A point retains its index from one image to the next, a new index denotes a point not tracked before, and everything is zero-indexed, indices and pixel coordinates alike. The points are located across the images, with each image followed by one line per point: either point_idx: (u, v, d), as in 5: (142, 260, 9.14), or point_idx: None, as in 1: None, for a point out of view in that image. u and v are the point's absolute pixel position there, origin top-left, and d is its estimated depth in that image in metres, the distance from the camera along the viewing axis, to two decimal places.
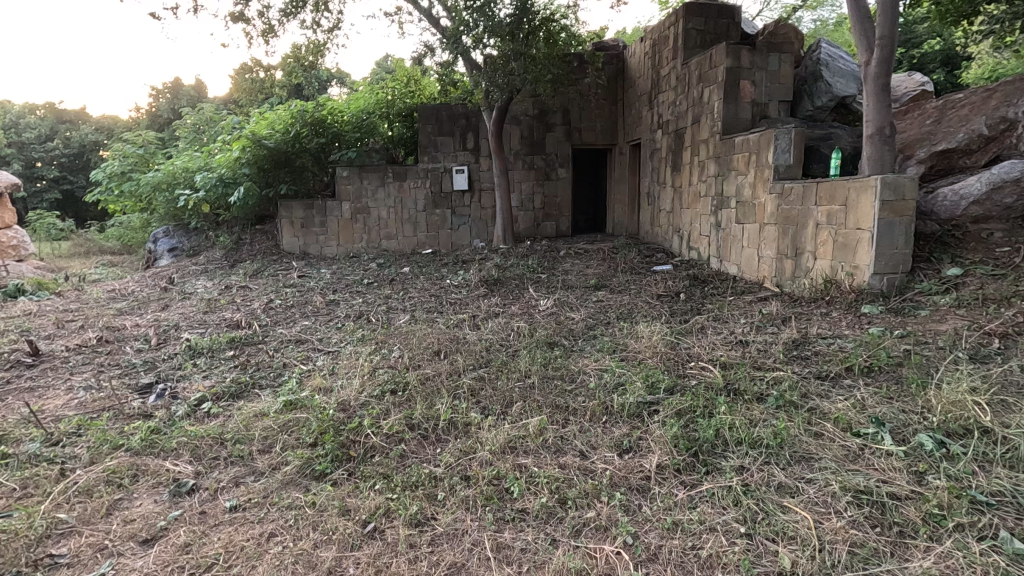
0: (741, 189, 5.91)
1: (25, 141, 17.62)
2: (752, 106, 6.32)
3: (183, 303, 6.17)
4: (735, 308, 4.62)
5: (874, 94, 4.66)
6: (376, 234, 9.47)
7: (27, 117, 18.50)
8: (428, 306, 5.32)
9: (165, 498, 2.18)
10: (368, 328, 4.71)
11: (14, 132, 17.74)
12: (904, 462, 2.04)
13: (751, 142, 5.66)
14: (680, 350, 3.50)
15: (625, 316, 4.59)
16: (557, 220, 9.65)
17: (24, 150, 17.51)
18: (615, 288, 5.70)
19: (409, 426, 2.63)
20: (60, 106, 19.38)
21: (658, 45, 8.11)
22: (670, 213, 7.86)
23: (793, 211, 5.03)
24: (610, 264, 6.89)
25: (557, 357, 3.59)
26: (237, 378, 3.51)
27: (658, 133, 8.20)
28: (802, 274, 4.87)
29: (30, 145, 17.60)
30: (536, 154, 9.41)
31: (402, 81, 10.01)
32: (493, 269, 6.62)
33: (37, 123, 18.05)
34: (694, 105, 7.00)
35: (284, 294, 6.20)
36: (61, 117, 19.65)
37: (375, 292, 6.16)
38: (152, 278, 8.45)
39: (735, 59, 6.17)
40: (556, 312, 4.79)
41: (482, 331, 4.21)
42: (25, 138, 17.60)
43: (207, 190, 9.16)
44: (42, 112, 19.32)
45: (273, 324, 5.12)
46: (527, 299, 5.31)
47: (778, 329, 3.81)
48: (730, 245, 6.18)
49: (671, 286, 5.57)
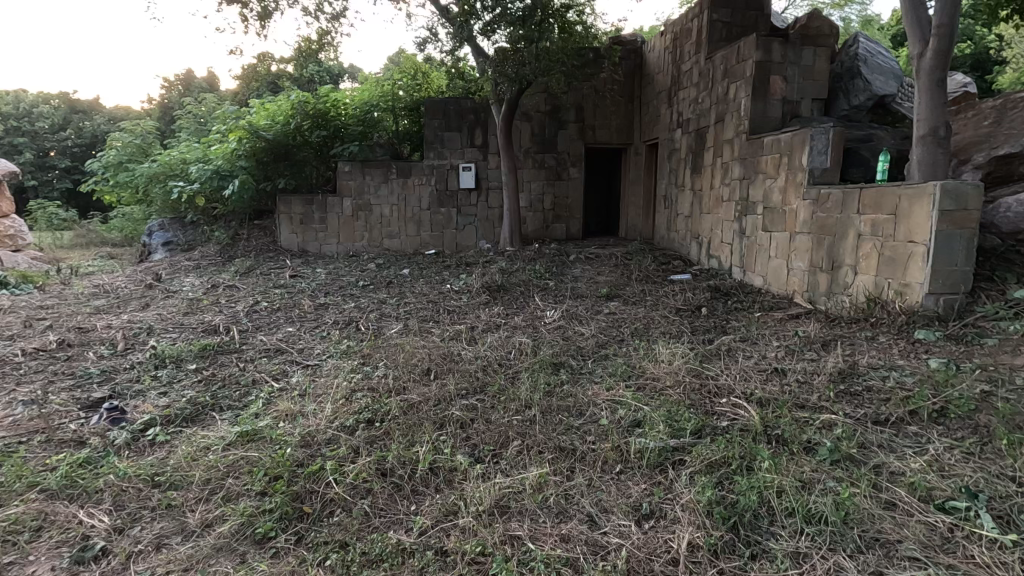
0: (770, 194, 5.41)
1: (37, 130, 17.34)
2: (783, 103, 5.81)
3: (164, 303, 5.76)
4: (765, 327, 4.12)
5: (928, 91, 4.15)
6: (378, 232, 9.04)
7: (41, 105, 18.27)
8: (425, 314, 4.87)
9: (63, 566, 1.74)
10: (355, 339, 4.25)
11: (26, 121, 17.46)
12: (1015, 558, 1.58)
13: (782, 142, 5.15)
14: (706, 380, 3.02)
15: (640, 333, 4.11)
16: (567, 222, 9.18)
17: (35, 140, 17.24)
18: (629, 299, 5.22)
19: (381, 471, 2.18)
20: (73, 96, 19.16)
21: (679, 39, 7.61)
22: (688, 218, 7.35)
23: (830, 219, 4.52)
24: (623, 271, 6.40)
25: (563, 384, 3.12)
26: (197, 397, 3.06)
27: (677, 133, 7.71)
28: (839, 290, 4.37)
29: (42, 134, 17.33)
30: (546, 152, 8.95)
31: (409, 73, 9.58)
32: (497, 274, 6.16)
33: (49, 112, 17.78)
34: (718, 103, 6.49)
35: (272, 296, 5.77)
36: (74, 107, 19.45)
37: (370, 296, 5.72)
38: (142, 273, 8.07)
39: (765, 53, 5.67)
40: (564, 326, 4.32)
41: (480, 348, 3.74)
42: (38, 128, 17.36)
43: (202, 182, 8.78)
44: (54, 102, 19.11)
45: (255, 330, 4.68)
46: (533, 309, 4.85)
47: (818, 356, 3.32)
48: (755, 255, 5.68)
49: (691, 298, 5.07)
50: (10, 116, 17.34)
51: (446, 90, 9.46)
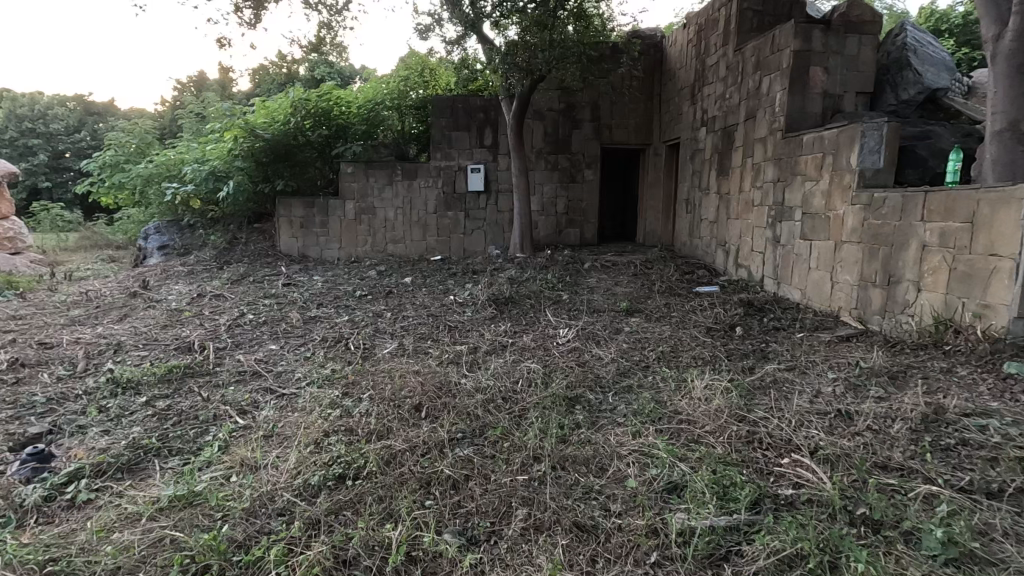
0: (810, 198, 4.84)
1: (52, 132, 17.10)
2: (823, 97, 5.23)
3: (144, 314, 5.31)
4: (813, 353, 3.57)
5: (1006, 78, 3.59)
6: (382, 237, 8.57)
7: (56, 106, 18.03)
8: (424, 331, 4.37)
9: None
10: (342, 361, 3.75)
11: (42, 122, 17.19)
12: None
13: (826, 140, 4.59)
14: (755, 425, 2.47)
15: (668, 359, 3.57)
16: (582, 227, 8.64)
17: (49, 142, 17.01)
18: (652, 315, 4.68)
19: (344, 562, 1.68)
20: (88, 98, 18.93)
21: (704, 30, 7.05)
22: (713, 224, 6.78)
23: (885, 227, 3.95)
24: (643, 282, 5.85)
25: (578, 428, 2.58)
26: (141, 437, 2.56)
27: (701, 132, 7.15)
28: (898, 309, 3.79)
29: (57, 136, 17.11)
30: (560, 152, 8.43)
31: (415, 69, 9.13)
32: (506, 284, 5.63)
33: (64, 114, 17.56)
34: (749, 98, 5.94)
35: (259, 307, 5.29)
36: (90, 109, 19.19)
37: (365, 308, 5.22)
38: (133, 278, 7.66)
39: (804, 42, 5.12)
40: (580, 349, 3.78)
41: (482, 376, 3.22)
42: (54, 130, 17.15)
43: (198, 183, 8.37)
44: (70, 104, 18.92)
45: (233, 348, 4.20)
46: (545, 326, 4.32)
47: (887, 394, 2.75)
48: (792, 266, 5.11)
49: (722, 315, 4.52)
50: (25, 117, 17.14)
51: (455, 87, 9.00)
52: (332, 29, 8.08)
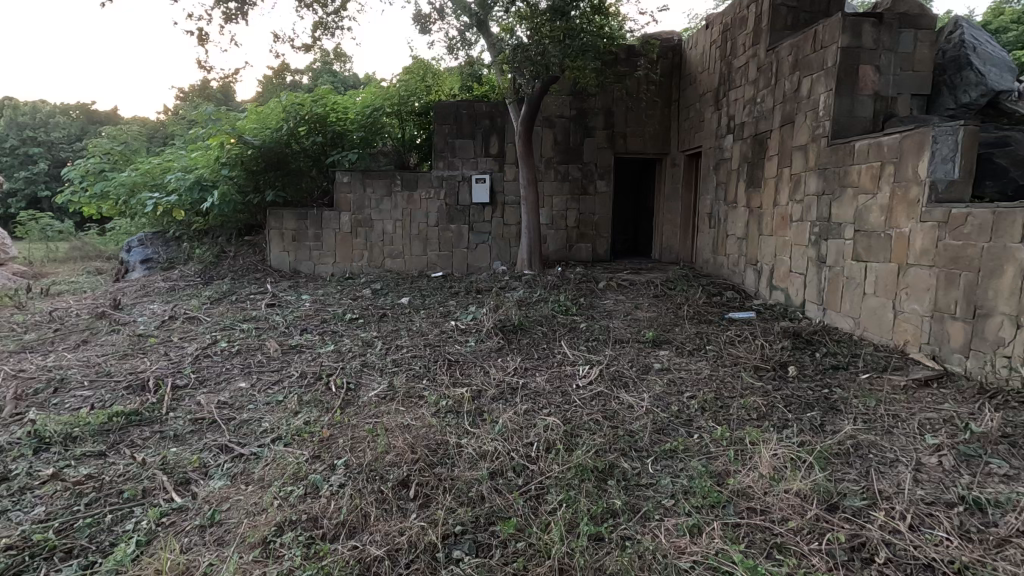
0: (864, 214, 4.22)
1: (53, 141, 16.68)
2: (874, 99, 4.62)
3: (105, 340, 4.68)
4: (893, 403, 2.91)
5: None
6: (380, 251, 7.96)
7: (58, 113, 17.54)
8: (420, 367, 3.72)
9: None
10: (319, 408, 3.11)
11: (43, 131, 16.70)
12: None
13: (887, 146, 3.97)
14: (852, 525, 1.87)
15: (715, 410, 2.93)
16: (594, 242, 8.03)
17: (51, 151, 16.57)
18: (684, 348, 4.04)
19: None
20: (92, 107, 18.53)
21: (731, 30, 6.48)
22: (741, 241, 6.17)
23: (967, 249, 3.31)
24: (667, 305, 5.22)
25: (617, 521, 1.98)
26: (33, 529, 1.95)
27: (727, 140, 6.56)
28: (988, 348, 3.15)
29: (59, 145, 16.68)
30: (571, 162, 7.84)
31: (417, 73, 8.44)
32: (514, 307, 5.00)
33: (67, 123, 17.13)
34: (786, 101, 5.34)
35: (235, 333, 4.66)
36: (95, 117, 18.79)
37: (355, 335, 4.59)
38: (108, 295, 7.08)
39: (852, 38, 4.54)
40: (604, 395, 3.13)
41: (485, 439, 2.59)
42: (54, 138, 16.68)
43: (182, 194, 7.84)
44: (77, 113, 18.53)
45: (195, 386, 3.58)
46: (561, 362, 3.69)
47: (1017, 474, 2.12)
48: (841, 291, 4.47)
49: (767, 349, 3.88)
50: (27, 126, 16.71)
51: (459, 93, 8.45)
52: (327, 29, 7.53)
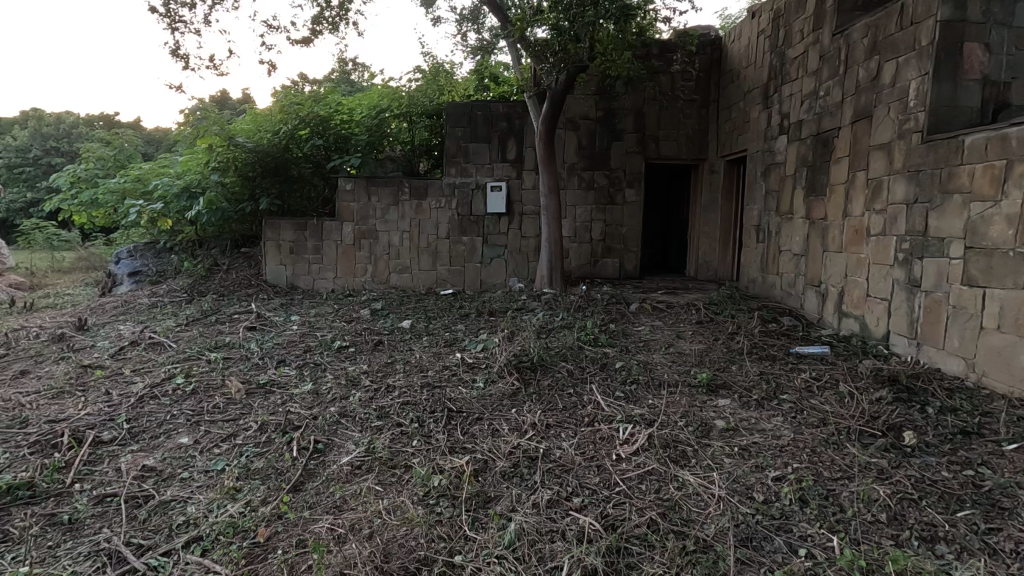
0: (981, 225, 3.31)
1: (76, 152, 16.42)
2: (981, 85, 3.70)
3: (46, 372, 3.94)
4: None
5: None
6: (385, 265, 7.19)
7: (83, 125, 17.37)
8: (411, 421, 2.88)
9: None
10: (267, 484, 2.30)
11: (66, 142, 16.49)
12: None
13: (1019, 138, 3.06)
14: None
15: (822, 504, 2.04)
16: (622, 256, 7.17)
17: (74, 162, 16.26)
18: (751, 397, 3.15)
19: None
20: (117, 118, 18.39)
21: (784, 16, 5.62)
22: (799, 258, 5.28)
23: None
24: (719, 335, 4.31)
25: None
26: None
27: (780, 142, 5.67)
28: None
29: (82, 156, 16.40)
30: (597, 167, 7.02)
31: (431, 72, 7.58)
32: (533, 336, 4.14)
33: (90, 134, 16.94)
34: (860, 92, 4.46)
35: (198, 366, 3.89)
36: (115, 129, 18.60)
37: (340, 370, 3.78)
38: (84, 312, 6.42)
39: (955, 10, 3.64)
40: (657, 475, 2.26)
41: (486, 567, 1.77)
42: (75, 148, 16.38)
43: (169, 201, 7.18)
44: (101, 124, 18.39)
45: (124, 440, 2.81)
46: (594, 418, 2.82)
47: None
48: (945, 323, 3.54)
49: (864, 402, 2.97)
50: (50, 136, 16.53)
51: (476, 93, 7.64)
52: (331, 23, 6.87)
